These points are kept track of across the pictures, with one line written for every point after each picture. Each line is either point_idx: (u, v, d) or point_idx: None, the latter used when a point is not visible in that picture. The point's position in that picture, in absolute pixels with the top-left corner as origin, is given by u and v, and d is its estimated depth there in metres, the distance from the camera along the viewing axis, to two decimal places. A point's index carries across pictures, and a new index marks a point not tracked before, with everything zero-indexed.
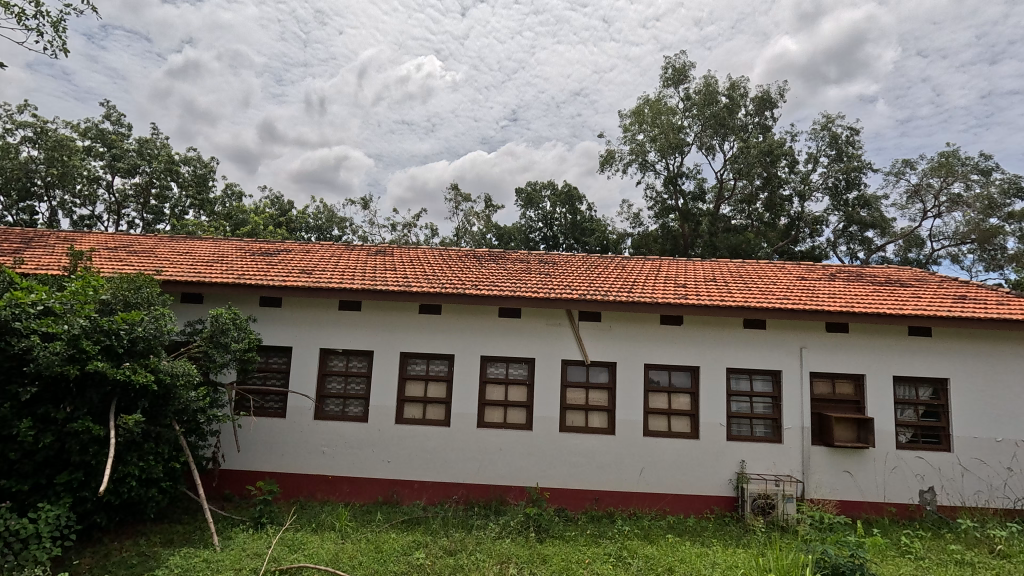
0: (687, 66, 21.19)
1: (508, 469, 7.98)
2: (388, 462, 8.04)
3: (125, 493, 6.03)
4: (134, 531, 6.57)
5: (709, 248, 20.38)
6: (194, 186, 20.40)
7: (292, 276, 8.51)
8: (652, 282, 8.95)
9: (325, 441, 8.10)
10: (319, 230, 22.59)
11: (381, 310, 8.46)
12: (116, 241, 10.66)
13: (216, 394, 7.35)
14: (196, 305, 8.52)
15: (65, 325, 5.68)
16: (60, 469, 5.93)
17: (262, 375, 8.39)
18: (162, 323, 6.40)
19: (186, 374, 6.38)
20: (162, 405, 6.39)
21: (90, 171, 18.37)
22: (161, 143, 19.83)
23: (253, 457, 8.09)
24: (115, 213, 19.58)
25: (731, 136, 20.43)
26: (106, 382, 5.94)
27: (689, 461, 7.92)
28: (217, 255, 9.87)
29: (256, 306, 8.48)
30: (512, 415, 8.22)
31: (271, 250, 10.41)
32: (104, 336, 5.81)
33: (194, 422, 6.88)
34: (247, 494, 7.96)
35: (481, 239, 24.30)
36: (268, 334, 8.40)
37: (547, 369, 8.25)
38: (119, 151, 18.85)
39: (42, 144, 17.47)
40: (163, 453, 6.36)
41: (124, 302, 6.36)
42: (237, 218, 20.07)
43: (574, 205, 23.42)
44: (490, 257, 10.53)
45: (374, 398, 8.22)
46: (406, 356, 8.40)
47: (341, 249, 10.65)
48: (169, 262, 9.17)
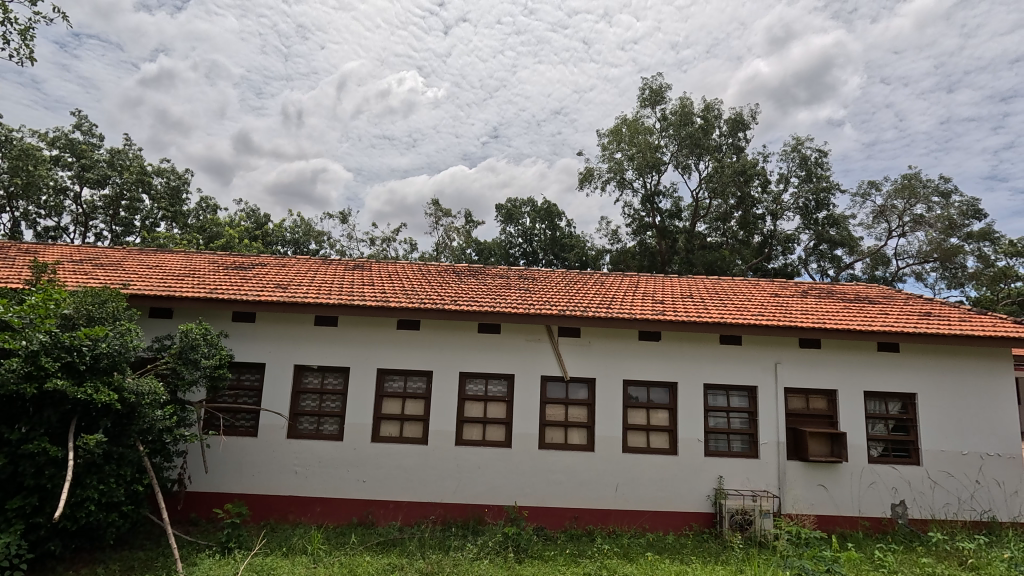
0: (663, 88, 21.80)
1: (487, 487, 7.86)
2: (363, 482, 7.83)
3: (83, 518, 5.73)
4: (91, 558, 6.23)
5: (686, 264, 20.90)
6: (167, 199, 19.97)
7: (267, 291, 8.33)
8: (631, 299, 9.03)
9: (298, 461, 7.87)
10: (296, 243, 22.24)
11: (358, 326, 8.32)
12: (82, 253, 10.32)
13: (185, 413, 7.08)
14: (164, 320, 8.26)
15: (23, 341, 5.44)
16: (13, 493, 5.61)
17: (232, 393, 8.14)
18: (128, 339, 6.17)
19: (153, 393, 6.17)
20: (125, 424, 6.13)
21: (57, 181, 17.88)
22: (134, 154, 19.43)
23: (222, 479, 7.80)
24: (82, 225, 19.01)
25: (706, 156, 20.99)
26: (66, 401, 5.69)
27: (668, 477, 7.92)
28: (189, 268, 9.63)
29: (228, 321, 8.26)
30: (491, 432, 8.13)
31: (245, 263, 10.19)
32: (64, 353, 5.60)
33: (159, 442, 6.62)
34: (215, 517, 7.65)
35: (460, 254, 24.31)
36: (241, 349, 8.18)
37: (526, 385, 8.20)
38: (89, 161, 18.35)
39: (5, 152, 16.83)
40: (125, 475, 6.05)
41: (87, 317, 6.16)
42: (210, 231, 19.73)
43: (553, 221, 23.66)
44: (470, 272, 10.52)
45: (350, 416, 8.03)
46: (384, 372, 8.25)
47: (318, 263, 10.49)
48: (138, 276, 8.90)
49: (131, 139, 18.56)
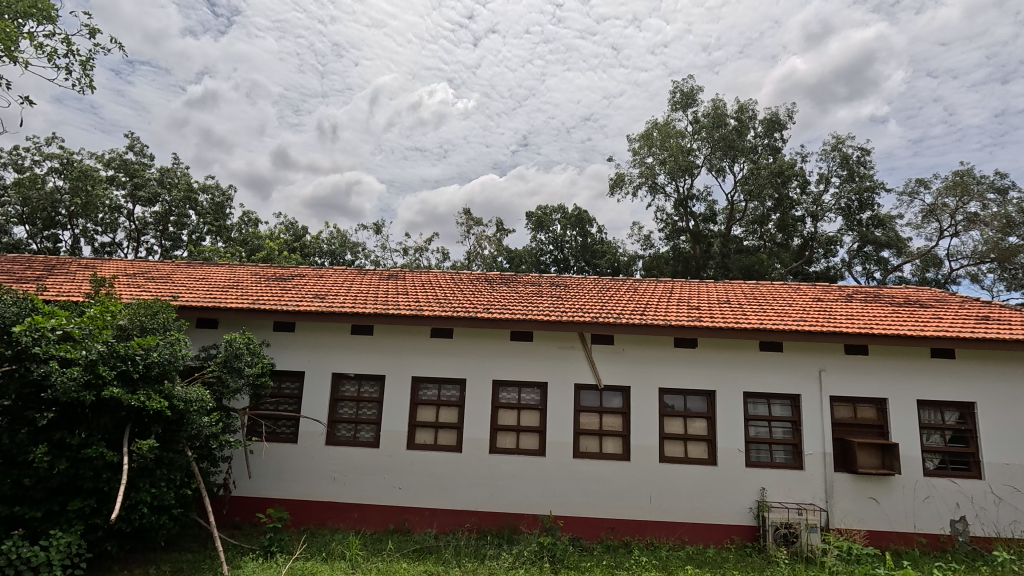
0: (694, 91, 21.48)
1: (522, 496, 7.83)
2: (399, 489, 7.92)
3: (137, 520, 6.00)
4: (144, 559, 6.51)
5: (722, 269, 20.36)
6: (212, 214, 20.90)
7: (306, 301, 8.59)
8: (666, 305, 8.88)
9: (336, 467, 8.03)
10: (333, 255, 22.88)
11: (394, 334, 8.47)
12: (135, 267, 10.89)
13: (230, 420, 7.35)
14: (211, 330, 8.61)
15: (83, 351, 5.75)
16: (73, 495, 5.90)
17: (274, 401, 8.39)
18: (177, 348, 6.51)
19: (200, 400, 6.45)
20: (175, 430, 6.41)
21: (113, 200, 18.98)
22: (182, 172, 20.48)
23: (264, 484, 8.03)
24: (135, 240, 20.09)
25: (741, 158, 20.53)
26: (121, 408, 5.99)
27: (707, 488, 7.70)
28: (233, 280, 10.03)
29: (269, 330, 8.55)
30: (525, 441, 8.10)
31: (285, 275, 10.55)
32: (120, 362, 5.91)
33: (206, 448, 6.91)
34: (257, 521, 7.88)
35: (491, 262, 24.47)
36: (281, 358, 8.44)
37: (560, 393, 8.15)
38: (141, 180, 19.38)
39: (67, 174, 18.06)
40: (175, 479, 6.35)
41: (140, 327, 6.50)
42: (252, 244, 20.55)
43: (585, 227, 23.57)
44: (502, 280, 10.57)
45: (386, 424, 8.15)
46: (418, 380, 8.35)
47: (354, 273, 10.76)
48: (186, 288, 9.33)
49: (179, 158, 19.56)
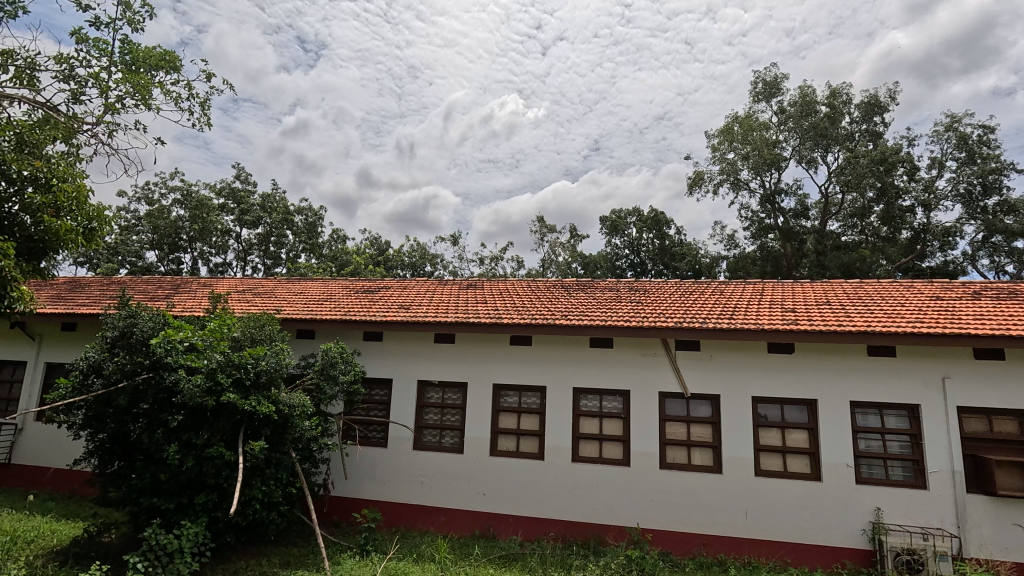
0: (779, 79, 20.16)
1: (606, 507, 7.66)
2: (484, 495, 8.05)
3: (251, 514, 6.60)
4: (257, 550, 7.13)
5: (818, 268, 18.81)
6: (306, 234, 22.65)
7: (392, 312, 9.03)
8: (756, 308, 8.34)
9: (423, 472, 8.32)
10: (414, 267, 23.90)
11: (474, 342, 8.67)
12: (244, 284, 12.04)
13: (327, 424, 7.89)
14: (309, 340, 9.29)
15: (205, 360, 6.45)
16: (198, 490, 6.57)
17: (365, 407, 8.87)
18: (281, 357, 7.11)
19: (301, 406, 7.00)
20: (281, 433, 6.99)
21: (224, 225, 21.17)
22: (280, 197, 22.43)
23: (359, 485, 8.50)
24: (242, 260, 22.24)
25: (835, 147, 18.94)
26: (236, 412, 6.62)
27: (812, 506, 7.10)
28: (327, 294, 10.78)
29: (360, 340, 9.07)
30: (608, 450, 7.93)
31: (372, 287, 11.17)
32: (235, 370, 6.57)
33: (307, 450, 7.47)
34: (354, 521, 8.34)
35: (566, 268, 24.37)
36: (371, 366, 8.92)
37: (643, 402, 7.91)
38: (246, 205, 21.46)
39: (187, 204, 20.43)
40: (282, 478, 6.93)
41: (251, 338, 7.16)
42: (341, 259, 22.03)
43: (662, 230, 22.82)
44: (580, 286, 10.48)
45: (470, 430, 8.33)
46: (499, 388, 8.47)
47: (435, 284, 11.17)
48: (287, 302, 10.16)
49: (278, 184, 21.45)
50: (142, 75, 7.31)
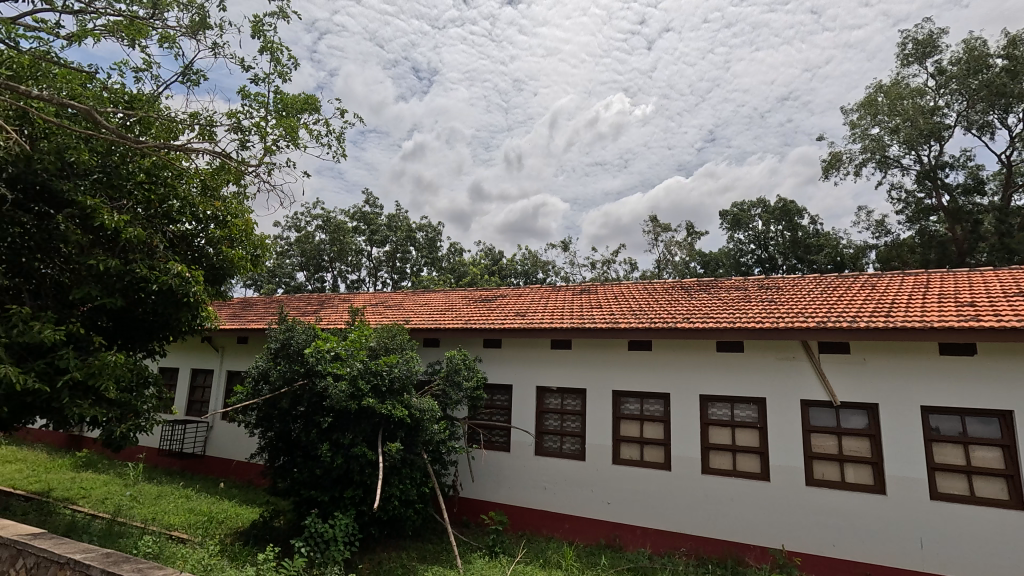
0: (935, 35, 17.31)
1: (745, 524, 7.06)
2: (609, 504, 7.88)
3: (391, 510, 7.17)
4: (397, 544, 7.71)
5: (1002, 252, 15.69)
6: (427, 249, 24.27)
7: (509, 319, 9.29)
8: (921, 302, 7.17)
9: (546, 477, 8.38)
10: (527, 274, 24.36)
11: (591, 348, 8.57)
12: (377, 298, 13.21)
13: (454, 427, 8.33)
14: (434, 348, 9.89)
15: (348, 367, 7.18)
16: (346, 485, 7.29)
17: (488, 412, 9.20)
18: (411, 365, 7.69)
19: (430, 410, 7.49)
20: (414, 435, 7.54)
21: (357, 245, 23.49)
22: (403, 216, 24.33)
23: (485, 488, 8.81)
24: (373, 276, 24.44)
25: (1019, 106, 15.73)
26: (375, 415, 7.27)
27: (1012, 540, 5.89)
28: (448, 304, 11.41)
29: (480, 347, 9.45)
30: (743, 462, 7.33)
31: (489, 296, 11.60)
32: (373, 376, 7.23)
33: (437, 451, 7.96)
34: (482, 522, 8.65)
35: (684, 268, 23.15)
36: (492, 372, 9.24)
37: (782, 411, 7.19)
38: (375, 226, 23.58)
39: (327, 229, 23.01)
40: (416, 478, 7.46)
41: (385, 347, 7.84)
42: (459, 270, 23.22)
43: (793, 220, 20.72)
44: (701, 287, 9.88)
45: (591, 437, 8.23)
46: (619, 394, 8.26)
47: (549, 290, 11.28)
48: (414, 313, 10.94)
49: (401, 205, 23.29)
50: (291, 119, 8.36)
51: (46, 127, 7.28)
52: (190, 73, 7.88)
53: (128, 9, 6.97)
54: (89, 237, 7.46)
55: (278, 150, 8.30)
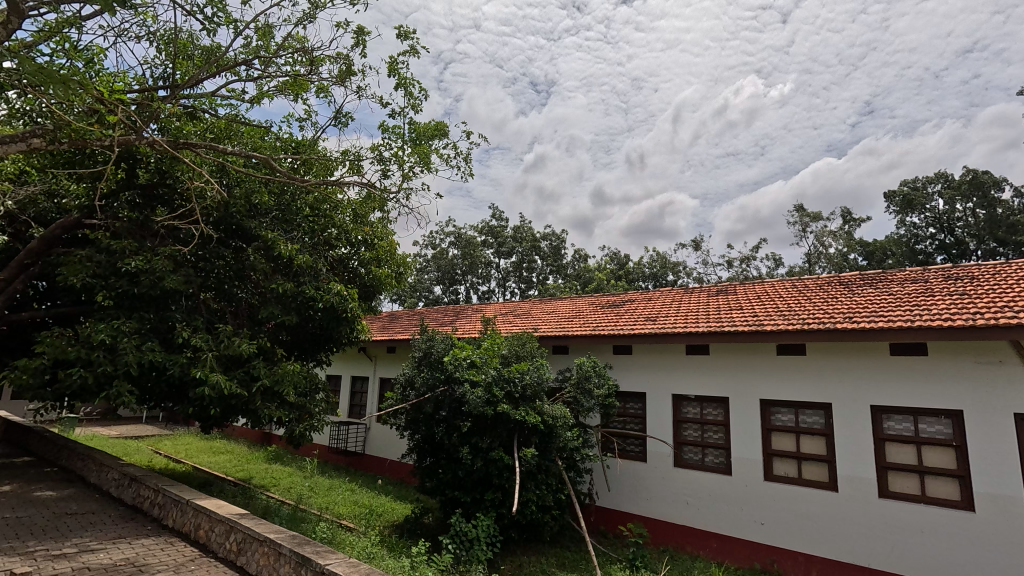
0: None
1: (941, 561, 5.94)
2: (763, 525, 7.17)
3: (529, 515, 7.32)
4: (536, 549, 7.84)
5: None
6: (552, 257, 24.60)
7: (639, 325, 8.99)
8: None
9: (688, 491, 7.90)
10: (655, 277, 23.38)
11: (732, 353, 7.93)
12: (507, 307, 13.71)
13: (587, 435, 8.28)
14: (564, 355, 9.92)
15: (483, 374, 7.55)
16: (486, 488, 7.62)
17: (621, 420, 8.96)
18: (542, 372, 7.83)
19: (563, 417, 7.54)
20: (548, 442, 7.64)
21: (486, 258, 24.65)
22: (528, 227, 24.99)
23: (622, 499, 8.57)
24: (502, 286, 25.41)
25: None
26: (510, 420, 7.52)
27: None
28: (576, 310, 11.42)
29: (611, 354, 9.27)
30: (935, 487, 6.19)
31: (617, 301, 11.36)
32: (506, 383, 7.50)
33: (572, 459, 7.98)
34: (620, 534, 8.42)
35: (841, 261, 20.37)
36: (623, 380, 9.00)
37: (987, 427, 5.94)
38: (502, 239, 24.54)
39: (459, 244, 24.51)
40: (552, 484, 7.55)
41: (516, 355, 8.09)
42: (585, 277, 23.13)
43: (989, 194, 17.28)
44: (865, 281, 8.61)
45: (737, 450, 7.58)
46: (769, 404, 7.51)
47: (681, 293, 10.71)
48: (543, 321, 11.13)
49: None
50: (424, 146, 9.10)
51: (238, 176, 8.82)
52: (341, 116, 8.98)
53: (293, 69, 8.15)
54: (271, 265, 8.86)
55: (414, 175, 9.07)
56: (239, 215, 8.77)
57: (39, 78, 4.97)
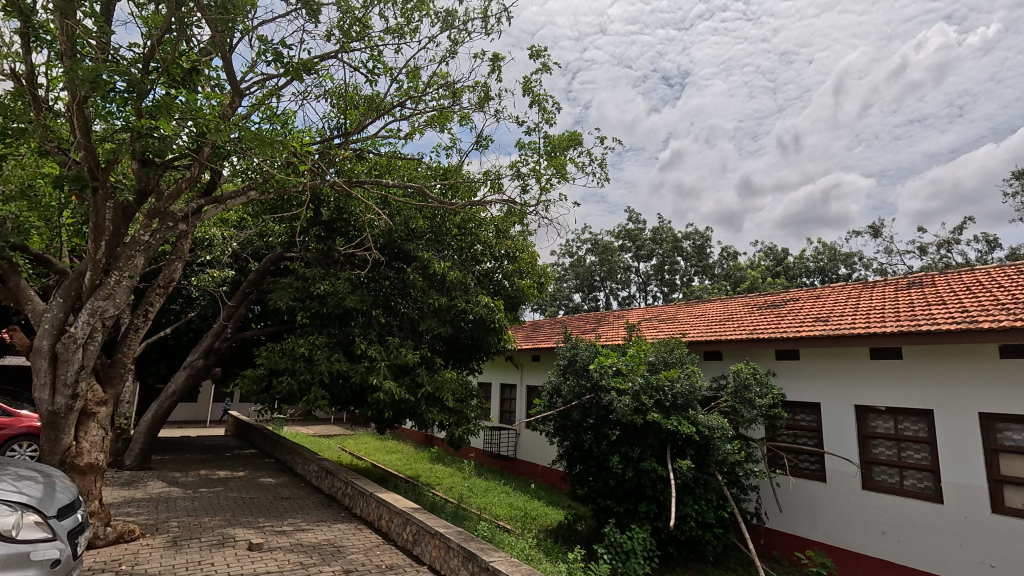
0: None
1: None
2: (994, 568, 5.86)
3: (689, 531, 6.94)
4: (698, 568, 7.38)
5: None
6: (696, 257, 23.17)
7: (805, 326, 8.03)
8: None
9: (884, 520, 6.78)
10: (822, 272, 20.59)
11: (933, 357, 6.66)
12: (650, 312, 13.26)
13: (750, 449, 7.63)
14: (717, 361, 9.23)
15: (630, 383, 7.40)
16: (640, 499, 7.41)
17: (791, 433, 8.05)
18: (694, 380, 7.45)
19: (721, 428, 7.06)
20: (705, 454, 7.20)
21: (624, 262, 24.13)
22: (667, 227, 23.92)
23: (798, 522, 7.66)
24: (643, 291, 24.61)
25: None
26: (661, 430, 7.25)
27: None
28: (728, 313, 10.60)
29: (773, 359, 8.41)
30: None
31: (777, 301, 10.28)
32: (655, 392, 7.27)
33: (734, 474, 7.43)
34: (798, 561, 7.52)
35: None
36: (790, 389, 8.10)
37: None
38: (640, 242, 23.82)
39: (596, 250, 24.38)
40: (712, 500, 7.09)
41: (664, 361, 7.75)
42: (736, 276, 21.34)
43: None
44: None
45: (950, 475, 6.34)
46: (992, 419, 6.13)
47: (858, 287, 9.31)
48: (691, 325, 10.53)
49: None
50: (559, 157, 9.30)
51: (397, 205, 9.93)
52: (481, 139, 9.59)
53: (438, 103, 8.94)
54: (429, 283, 9.77)
55: (551, 187, 9.31)
56: (400, 239, 9.88)
57: (256, 143, 6.22)
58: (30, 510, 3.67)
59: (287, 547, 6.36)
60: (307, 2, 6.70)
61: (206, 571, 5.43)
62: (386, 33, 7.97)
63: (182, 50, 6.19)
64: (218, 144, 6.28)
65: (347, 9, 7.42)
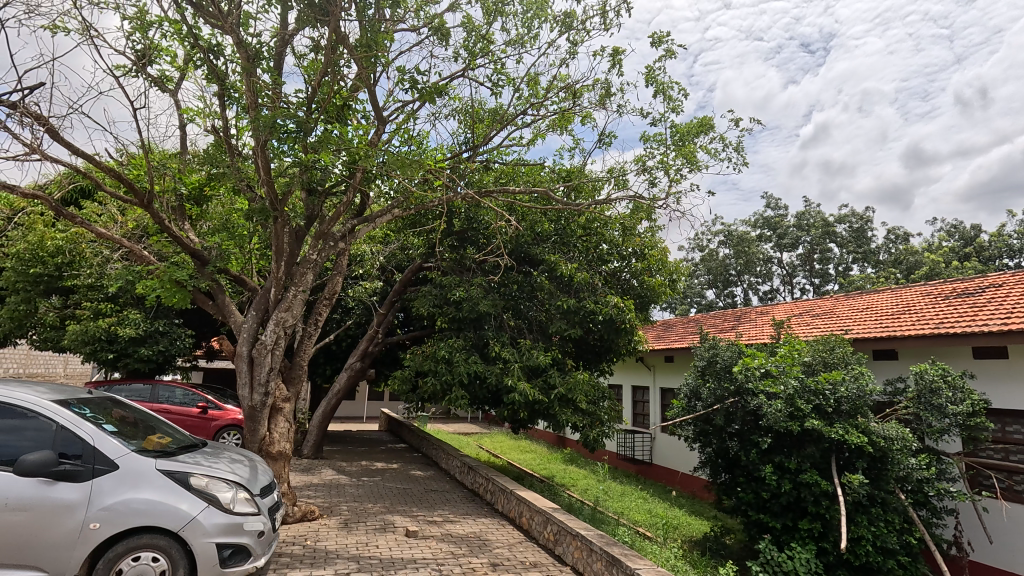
0: None
1: None
2: None
3: (864, 556, 6.04)
4: None
5: None
6: (854, 242, 20.32)
7: (1015, 317, 6.59)
8: None
9: None
10: None
11: None
12: (800, 307, 11.94)
13: (943, 465, 6.47)
14: (891, 362, 7.96)
15: (782, 386, 6.66)
16: (801, 515, 6.65)
17: (999, 448, 6.66)
18: (863, 383, 6.54)
19: (901, 439, 6.12)
20: (881, 468, 6.27)
21: (764, 254, 22.03)
22: (815, 211, 21.27)
23: (1015, 556, 6.28)
24: (789, 284, 22.20)
25: None
26: (823, 439, 6.45)
27: None
28: (901, 305, 9.12)
29: (971, 359, 7.03)
30: None
31: (970, 288, 8.60)
32: (814, 396, 6.51)
33: (921, 494, 6.35)
34: None
35: None
36: (996, 394, 6.71)
37: None
38: (782, 229, 21.53)
39: (730, 242, 22.58)
40: (894, 522, 6.15)
41: (823, 362, 6.94)
42: (908, 262, 18.28)
43: None
44: None
45: None
46: None
47: None
48: (853, 320, 9.24)
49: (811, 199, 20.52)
50: (689, 146, 8.79)
51: (523, 211, 10.19)
52: (604, 137, 9.44)
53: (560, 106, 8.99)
54: (557, 286, 9.88)
55: (681, 178, 8.84)
56: (527, 244, 10.15)
57: (399, 165, 6.83)
58: (242, 488, 4.40)
59: (438, 537, 6.84)
60: (436, 28, 7.18)
61: (372, 552, 6.04)
62: (508, 45, 8.23)
63: (336, 90, 7.02)
64: (368, 170, 6.98)
65: (472, 28, 7.81)
